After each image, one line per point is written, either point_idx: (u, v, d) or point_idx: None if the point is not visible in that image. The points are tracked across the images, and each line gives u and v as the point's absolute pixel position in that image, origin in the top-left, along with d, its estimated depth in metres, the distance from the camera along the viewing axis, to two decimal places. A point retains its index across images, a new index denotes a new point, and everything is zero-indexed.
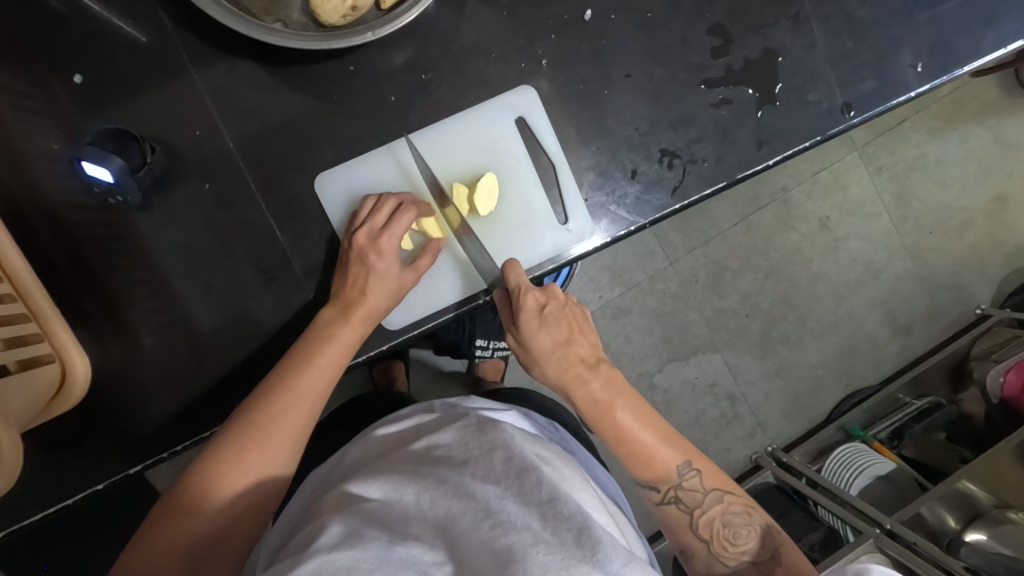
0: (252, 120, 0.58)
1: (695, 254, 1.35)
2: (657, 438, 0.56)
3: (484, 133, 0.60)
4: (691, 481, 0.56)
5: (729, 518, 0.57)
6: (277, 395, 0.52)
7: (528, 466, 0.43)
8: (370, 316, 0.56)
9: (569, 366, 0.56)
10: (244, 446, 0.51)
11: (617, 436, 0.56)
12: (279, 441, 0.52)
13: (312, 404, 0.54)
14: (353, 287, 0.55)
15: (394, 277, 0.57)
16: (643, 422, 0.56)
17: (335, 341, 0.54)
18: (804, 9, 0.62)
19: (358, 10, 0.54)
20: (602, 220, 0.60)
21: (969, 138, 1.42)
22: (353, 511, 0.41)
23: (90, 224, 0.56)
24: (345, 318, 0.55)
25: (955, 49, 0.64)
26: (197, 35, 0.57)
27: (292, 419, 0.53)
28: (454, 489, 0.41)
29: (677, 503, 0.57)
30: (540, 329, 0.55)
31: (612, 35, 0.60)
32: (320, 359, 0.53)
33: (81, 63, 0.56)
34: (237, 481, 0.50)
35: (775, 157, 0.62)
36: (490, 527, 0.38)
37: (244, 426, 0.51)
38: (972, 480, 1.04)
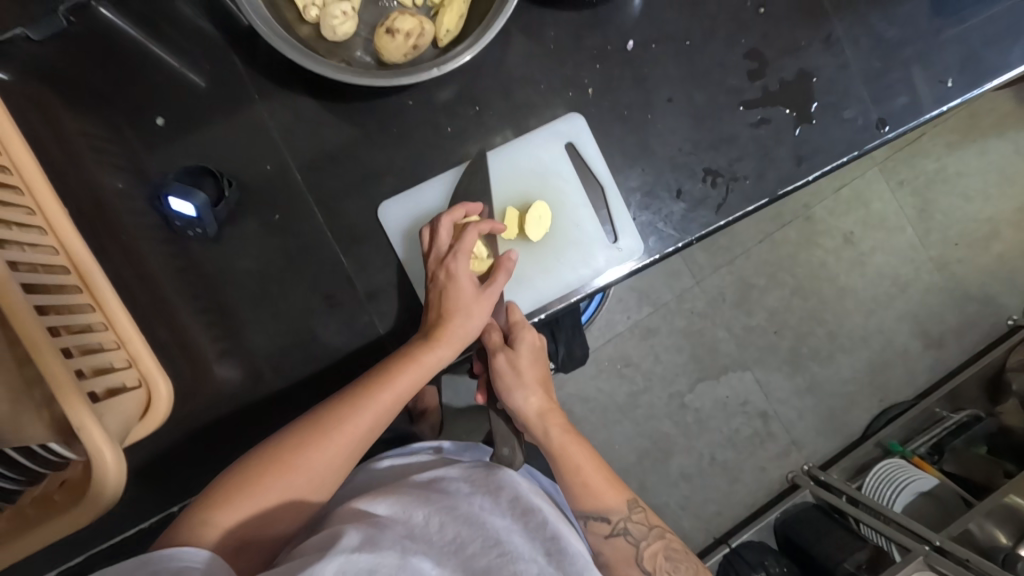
0: (316, 152, 0.61)
1: (721, 272, 1.36)
2: (608, 473, 0.59)
3: (533, 165, 0.63)
4: (639, 518, 0.58)
5: (671, 555, 0.57)
6: (359, 399, 0.53)
7: (529, 509, 0.52)
8: (456, 342, 0.57)
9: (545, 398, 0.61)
10: (314, 442, 0.51)
11: (575, 464, 0.59)
12: (347, 447, 0.52)
13: (382, 418, 0.54)
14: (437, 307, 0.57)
15: (456, 296, 0.57)
16: (593, 459, 0.60)
17: (418, 360, 0.55)
18: (835, 32, 0.65)
19: (418, 49, 0.57)
20: (650, 239, 0.63)
21: (989, 150, 1.43)
22: (370, 521, 0.45)
23: (166, 255, 0.59)
24: (432, 339, 0.56)
25: (982, 64, 0.66)
26: (267, 75, 0.61)
27: (359, 426, 0.53)
28: (464, 518, 0.48)
29: (626, 534, 0.57)
30: (524, 359, 0.60)
31: (654, 62, 0.64)
32: (400, 375, 0.54)
33: (162, 106, 0.61)
34: (289, 473, 0.50)
35: (814, 172, 0.64)
36: (497, 556, 0.46)
37: (320, 419, 0.52)
38: (1020, 495, 1.04)
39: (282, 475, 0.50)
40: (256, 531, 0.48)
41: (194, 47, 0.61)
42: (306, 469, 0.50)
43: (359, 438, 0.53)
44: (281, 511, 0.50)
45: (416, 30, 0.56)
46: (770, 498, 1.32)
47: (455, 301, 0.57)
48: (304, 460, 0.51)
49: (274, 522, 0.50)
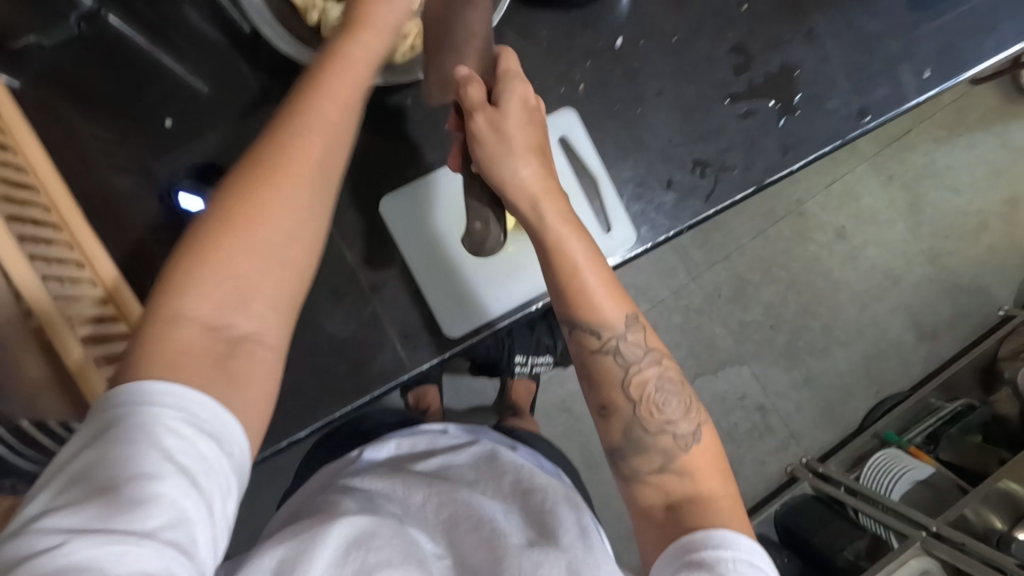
0: None
1: (716, 269, 1.38)
2: (603, 278, 0.53)
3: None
4: (632, 340, 0.53)
5: (663, 385, 0.52)
6: (263, 154, 0.41)
7: (533, 495, 0.53)
8: (371, 56, 0.47)
9: (528, 135, 0.53)
10: (259, 185, 0.41)
11: (574, 265, 0.52)
12: (305, 182, 0.42)
13: (312, 148, 0.42)
14: (344, 37, 0.46)
15: (371, 12, 0.47)
16: (588, 252, 0.53)
17: (322, 90, 0.44)
18: (816, 27, 0.67)
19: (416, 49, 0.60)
20: (643, 227, 0.65)
21: (975, 143, 1.46)
22: (370, 499, 0.49)
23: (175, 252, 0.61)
24: (346, 36, 0.46)
25: (959, 55, 0.69)
26: (271, 77, 0.63)
27: (286, 167, 0.41)
28: (459, 499, 0.51)
29: (615, 354, 0.52)
30: (511, 122, 0.52)
31: (643, 59, 0.66)
32: (314, 103, 0.43)
33: (169, 107, 0.62)
34: (220, 256, 0.39)
35: (800, 161, 0.66)
36: (486, 531, 0.47)
37: (226, 189, 0.41)
38: (1013, 479, 1.07)
39: (238, 245, 0.39)
40: (234, 314, 0.39)
41: (198, 52, 0.63)
42: (242, 238, 0.39)
43: (318, 163, 0.42)
44: (253, 282, 0.40)
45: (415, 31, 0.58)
46: (770, 491, 1.34)
47: (360, 10, 0.46)
48: (259, 208, 0.40)
49: (254, 301, 0.40)
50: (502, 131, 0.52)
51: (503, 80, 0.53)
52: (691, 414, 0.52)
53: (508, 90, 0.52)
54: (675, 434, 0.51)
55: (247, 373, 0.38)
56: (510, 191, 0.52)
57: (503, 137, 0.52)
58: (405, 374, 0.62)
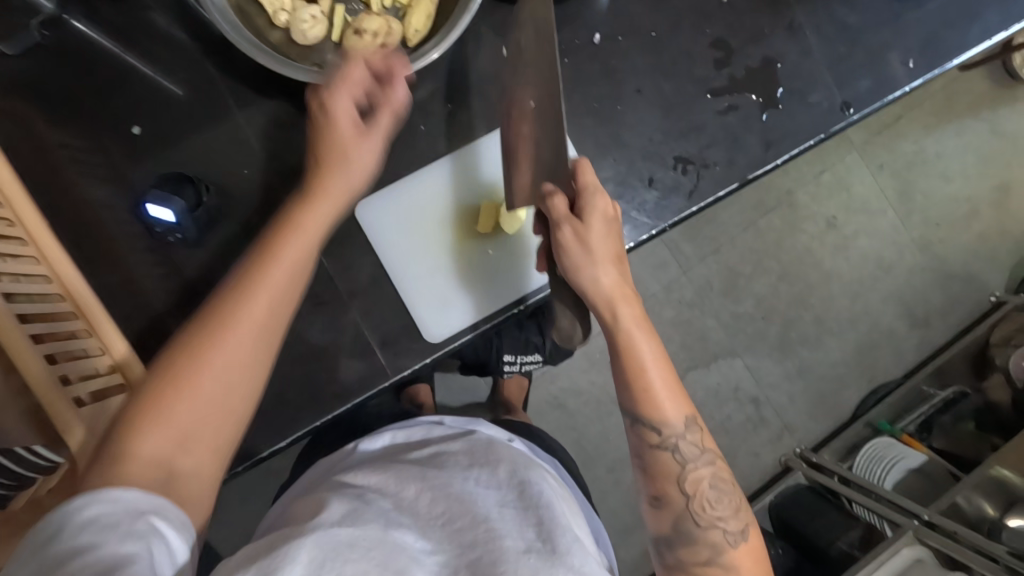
0: (293, 156, 0.62)
1: (707, 262, 1.37)
2: (667, 380, 0.55)
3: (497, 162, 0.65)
4: (691, 437, 0.55)
5: (716, 484, 0.55)
6: (239, 289, 0.49)
7: (528, 483, 0.51)
8: (341, 198, 0.55)
9: (612, 247, 0.56)
10: (213, 334, 0.47)
11: (642, 365, 0.54)
12: (254, 334, 0.48)
13: (279, 289, 0.50)
14: (326, 175, 0.54)
15: (354, 156, 0.55)
16: (656, 357, 0.55)
17: (300, 230, 0.52)
18: (797, 19, 0.66)
19: (388, 51, 0.59)
20: (625, 227, 0.64)
21: (965, 130, 1.45)
22: (358, 497, 0.47)
23: (150, 264, 0.60)
24: (311, 199, 0.54)
25: (943, 44, 0.68)
26: (242, 83, 0.61)
27: (255, 306, 0.48)
28: (453, 495, 0.48)
29: (674, 451, 0.54)
30: (598, 232, 0.55)
31: (621, 55, 0.65)
32: (286, 244, 0.51)
33: (138, 115, 0.61)
34: (183, 387, 0.45)
35: (783, 156, 0.65)
36: (484, 530, 0.45)
37: (203, 319, 0.48)
38: (1004, 465, 1.06)
39: (187, 385, 0.45)
40: (176, 453, 0.44)
41: (169, 57, 0.61)
42: (204, 371, 0.46)
43: (268, 317, 0.49)
44: (206, 416, 0.46)
45: (383, 29, 0.58)
46: (765, 482, 1.34)
47: (334, 148, 0.54)
48: (210, 354, 0.46)
49: (199, 437, 0.46)
50: (584, 243, 0.54)
51: (589, 191, 0.55)
52: (740, 514, 0.54)
53: (592, 202, 0.55)
54: (726, 528, 0.53)
55: (186, 495, 0.44)
56: (586, 292, 0.55)
57: (587, 248, 0.54)
58: (387, 380, 0.61)
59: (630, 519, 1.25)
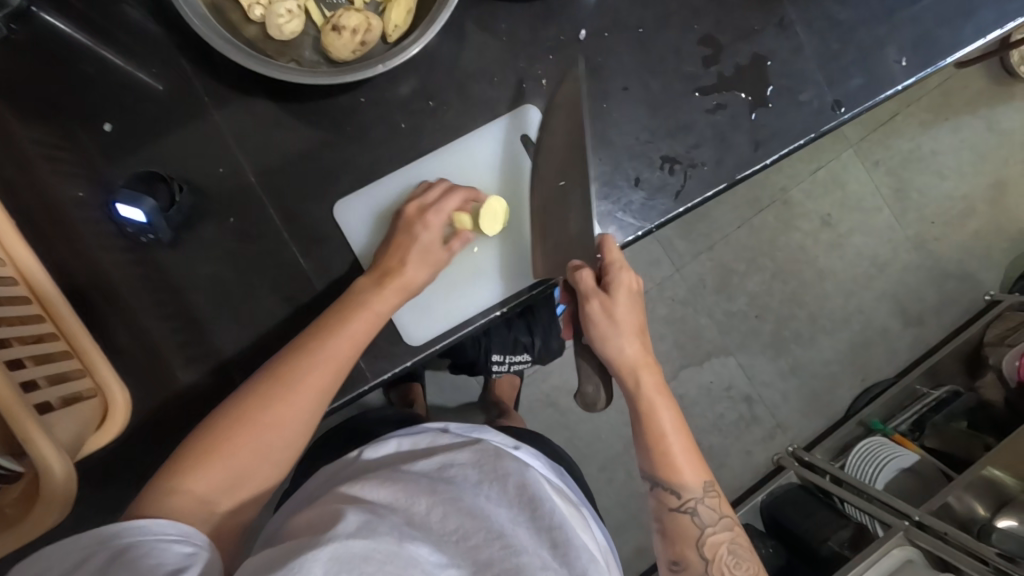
0: (272, 155, 0.61)
1: (700, 259, 1.36)
2: (686, 447, 0.59)
3: (474, 168, 0.63)
4: (709, 503, 0.58)
5: (734, 547, 0.58)
6: (309, 351, 0.53)
7: (540, 496, 0.47)
8: (404, 288, 0.57)
9: (635, 324, 0.60)
10: (271, 400, 0.51)
11: (661, 432, 0.59)
12: (303, 407, 0.52)
13: (338, 367, 0.54)
14: (394, 257, 0.58)
15: (432, 251, 0.59)
16: (675, 426, 0.59)
17: (368, 305, 0.56)
18: (788, 15, 0.65)
19: (366, 46, 0.57)
20: (610, 228, 0.62)
21: (962, 127, 1.44)
22: (366, 506, 0.41)
23: (124, 265, 0.58)
24: (379, 286, 0.56)
25: (937, 41, 0.66)
26: (218, 79, 0.60)
27: (318, 376, 0.53)
28: (469, 507, 0.43)
29: (693, 514, 0.58)
30: (621, 309, 0.59)
31: (608, 52, 0.63)
32: (353, 318, 0.55)
33: (111, 112, 0.59)
34: (243, 436, 0.50)
35: (772, 156, 0.64)
36: (501, 546, 0.42)
37: (272, 372, 0.53)
38: (996, 466, 1.05)
39: (246, 433, 0.50)
40: (222, 494, 0.49)
41: (143, 52, 0.60)
42: (264, 425, 0.51)
43: (320, 393, 0.53)
44: (255, 464, 0.51)
45: (362, 26, 0.55)
46: (757, 480, 1.34)
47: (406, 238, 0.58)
48: (267, 419, 0.51)
49: (244, 483, 0.51)
50: (611, 318, 0.59)
51: (613, 267, 0.59)
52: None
53: (617, 278, 0.59)
54: None
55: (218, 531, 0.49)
56: (615, 364, 0.60)
57: (613, 321, 0.59)
58: (365, 385, 0.60)
59: (622, 518, 1.24)
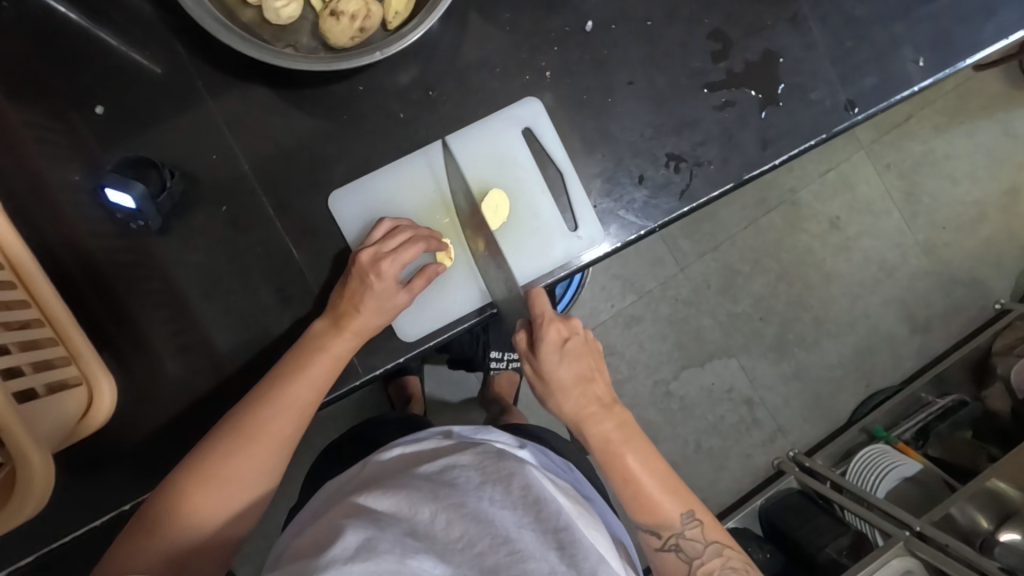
0: (266, 143, 0.59)
1: (705, 259, 1.34)
2: (660, 484, 0.55)
3: (417, 194, 0.62)
4: (693, 533, 0.55)
5: (728, 574, 0.53)
6: (267, 402, 0.53)
7: (545, 496, 0.44)
8: (362, 332, 0.56)
9: (585, 375, 0.57)
10: (231, 450, 0.51)
11: (626, 476, 0.55)
12: (265, 454, 0.52)
13: (300, 414, 0.54)
14: (349, 301, 0.56)
15: (389, 297, 0.56)
16: (646, 468, 0.55)
17: (327, 352, 0.55)
18: (801, 10, 0.63)
19: (365, 32, 0.55)
20: (611, 226, 0.61)
21: (977, 132, 1.41)
22: (367, 522, 0.39)
23: (113, 251, 0.57)
24: (338, 329, 0.55)
25: (956, 42, 0.64)
26: (213, 64, 0.59)
27: (282, 424, 0.53)
28: (473, 513, 0.40)
29: (677, 551, 0.54)
30: (558, 362, 0.56)
31: (614, 44, 0.62)
32: (313, 365, 0.54)
33: (102, 94, 0.58)
34: (205, 494, 0.50)
35: (781, 156, 0.62)
36: (507, 553, 0.38)
37: (232, 426, 0.52)
38: (1000, 478, 1.03)
39: (209, 488, 0.50)
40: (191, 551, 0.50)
41: (136, 32, 0.58)
42: (229, 480, 0.51)
43: (284, 439, 0.54)
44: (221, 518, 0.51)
45: (360, 12, 0.54)
46: (756, 484, 1.32)
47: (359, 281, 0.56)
48: (232, 471, 0.51)
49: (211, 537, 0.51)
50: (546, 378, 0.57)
51: (539, 324, 0.57)
52: None
53: (542, 335, 0.56)
54: None
55: None
56: (567, 421, 0.58)
57: (549, 381, 0.57)
58: (356, 380, 0.58)
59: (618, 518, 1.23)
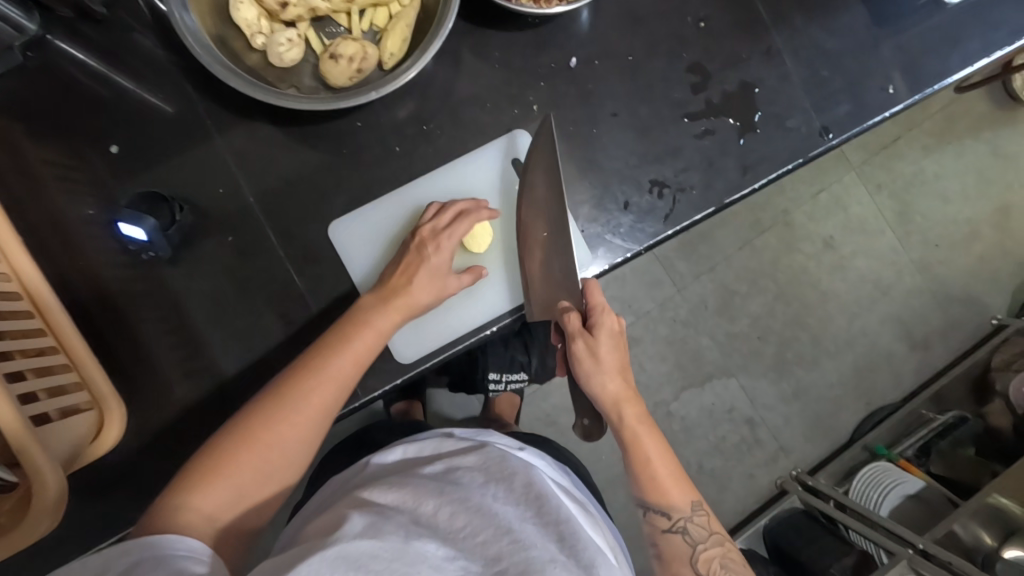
0: (270, 176, 0.63)
1: (702, 280, 1.36)
2: (674, 473, 0.60)
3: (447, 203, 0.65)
4: (700, 519, 0.58)
5: (726, 563, 0.57)
6: (313, 369, 0.55)
7: (546, 493, 0.46)
8: (409, 308, 0.59)
9: (625, 365, 0.63)
10: (275, 417, 0.53)
11: (645, 458, 0.60)
12: (305, 422, 0.54)
13: (345, 380, 0.55)
14: (401, 277, 0.60)
15: (439, 272, 0.61)
16: (663, 457, 0.60)
17: (370, 327, 0.57)
18: (775, 44, 0.66)
19: (363, 73, 0.59)
20: (599, 249, 0.64)
21: (964, 151, 1.44)
22: (372, 508, 0.41)
23: (126, 281, 0.60)
24: (382, 304, 0.58)
25: (924, 69, 0.68)
26: (221, 104, 0.62)
27: (326, 390, 0.54)
28: (476, 506, 0.42)
29: (685, 534, 0.57)
30: (610, 347, 0.62)
31: (598, 78, 0.65)
32: (355, 337, 0.57)
33: (117, 134, 0.62)
34: (253, 451, 0.51)
35: (760, 181, 0.65)
36: (508, 542, 0.40)
37: (280, 391, 0.54)
38: (1002, 494, 1.02)
39: (250, 450, 0.51)
40: (225, 514, 0.50)
41: (151, 75, 0.62)
42: (275, 437, 0.52)
43: (326, 408, 0.55)
44: (257, 483, 0.52)
45: (358, 54, 0.58)
46: (759, 505, 1.32)
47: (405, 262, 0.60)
48: (273, 434, 0.52)
49: (244, 504, 0.52)
50: (597, 357, 0.61)
51: (597, 310, 0.62)
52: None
53: (603, 321, 0.62)
54: None
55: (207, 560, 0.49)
56: (600, 402, 0.61)
57: (597, 361, 0.61)
58: (356, 401, 0.60)
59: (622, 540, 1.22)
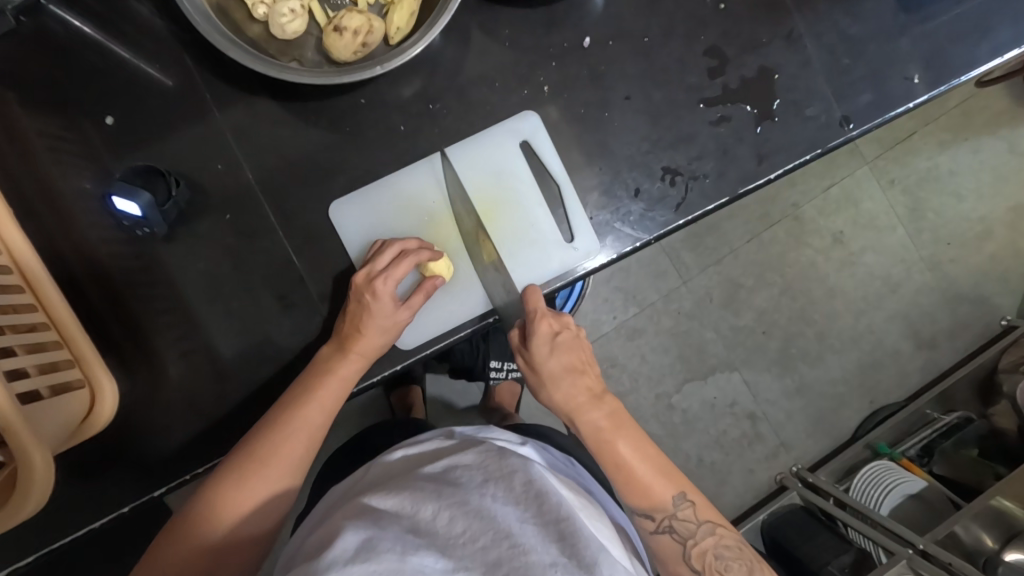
0: (270, 154, 0.61)
1: (708, 272, 1.34)
2: (654, 469, 0.58)
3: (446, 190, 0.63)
4: (686, 512, 0.57)
5: (721, 552, 0.56)
6: (280, 423, 0.54)
7: (547, 490, 0.44)
8: (368, 353, 0.57)
9: (577, 367, 0.60)
10: (249, 474, 0.52)
11: (618, 460, 0.58)
12: (278, 478, 0.53)
13: (313, 429, 0.55)
14: (352, 324, 0.57)
15: (388, 317, 0.57)
16: (637, 455, 0.58)
17: (335, 375, 0.56)
18: (796, 28, 0.64)
19: (368, 47, 0.57)
20: (607, 238, 0.62)
21: (982, 148, 1.41)
22: (368, 522, 0.40)
23: (122, 258, 0.59)
24: (343, 352, 0.57)
25: (950, 59, 0.65)
26: (221, 77, 0.60)
27: (294, 443, 0.54)
28: (475, 511, 0.41)
29: (672, 532, 0.56)
30: (549, 355, 0.59)
31: (612, 60, 0.63)
32: (323, 387, 0.55)
33: (113, 106, 0.60)
34: (227, 514, 0.51)
35: (775, 171, 0.63)
36: (509, 546, 0.38)
37: (248, 448, 0.53)
38: (1005, 496, 1.01)
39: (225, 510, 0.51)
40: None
41: (149, 45, 0.60)
42: (248, 495, 0.52)
43: (298, 458, 0.55)
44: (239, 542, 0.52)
45: (364, 28, 0.55)
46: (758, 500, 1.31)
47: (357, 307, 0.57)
48: (246, 493, 0.52)
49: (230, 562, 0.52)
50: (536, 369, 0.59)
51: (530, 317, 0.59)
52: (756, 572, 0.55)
53: (535, 330, 0.58)
54: None
55: None
56: (557, 410, 0.61)
57: (538, 372, 0.60)
58: (355, 387, 0.59)
59: None
